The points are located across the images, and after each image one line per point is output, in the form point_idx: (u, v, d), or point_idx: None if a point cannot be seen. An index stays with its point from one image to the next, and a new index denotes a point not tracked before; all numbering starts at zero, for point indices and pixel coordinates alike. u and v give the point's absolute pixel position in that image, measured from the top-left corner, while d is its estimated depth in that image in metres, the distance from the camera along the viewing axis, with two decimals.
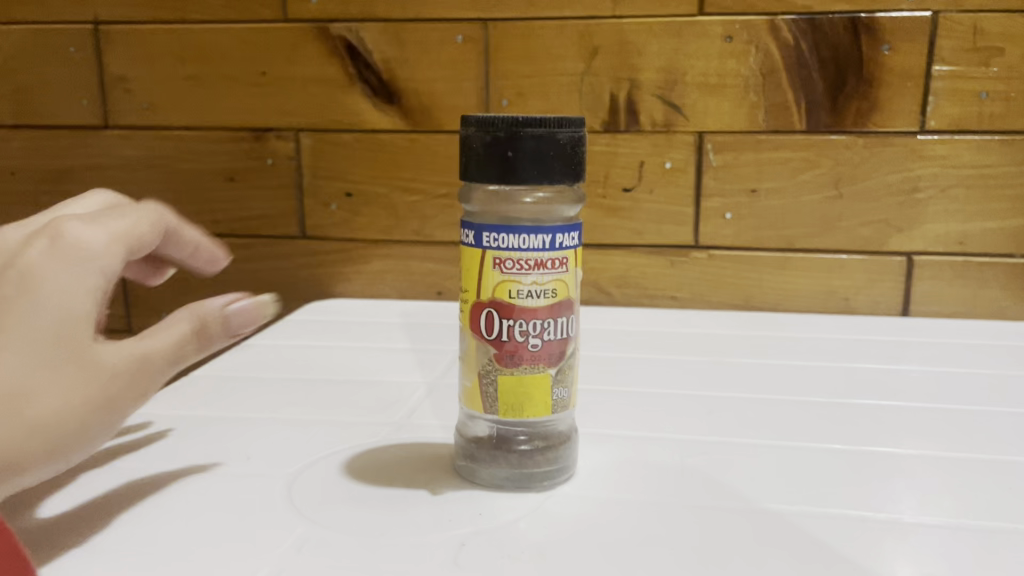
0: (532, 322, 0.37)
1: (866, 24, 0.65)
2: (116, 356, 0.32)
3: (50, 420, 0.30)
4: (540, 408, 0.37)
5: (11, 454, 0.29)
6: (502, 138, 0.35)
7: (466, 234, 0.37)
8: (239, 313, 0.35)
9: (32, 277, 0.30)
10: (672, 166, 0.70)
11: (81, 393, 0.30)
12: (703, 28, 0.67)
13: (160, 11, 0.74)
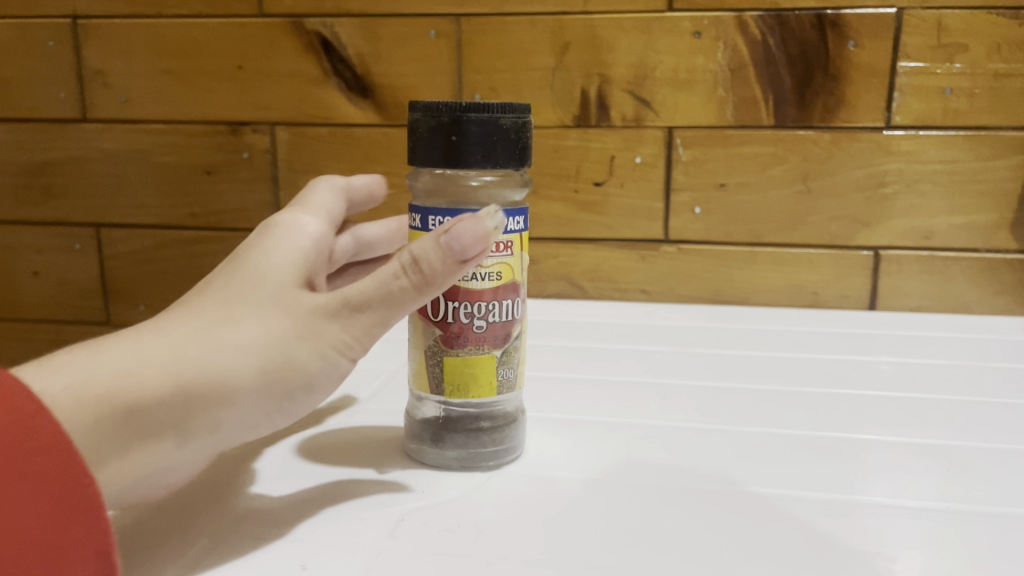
0: (477, 304, 0.37)
1: (832, 20, 0.66)
2: (324, 296, 0.35)
3: (258, 338, 0.33)
4: (487, 390, 0.38)
5: (221, 370, 0.32)
6: (447, 121, 0.36)
7: (415, 218, 0.38)
8: (459, 231, 0.33)
9: (243, 252, 0.37)
10: (642, 161, 0.71)
11: (281, 320, 0.34)
12: (673, 24, 0.68)
13: (137, 5, 0.75)
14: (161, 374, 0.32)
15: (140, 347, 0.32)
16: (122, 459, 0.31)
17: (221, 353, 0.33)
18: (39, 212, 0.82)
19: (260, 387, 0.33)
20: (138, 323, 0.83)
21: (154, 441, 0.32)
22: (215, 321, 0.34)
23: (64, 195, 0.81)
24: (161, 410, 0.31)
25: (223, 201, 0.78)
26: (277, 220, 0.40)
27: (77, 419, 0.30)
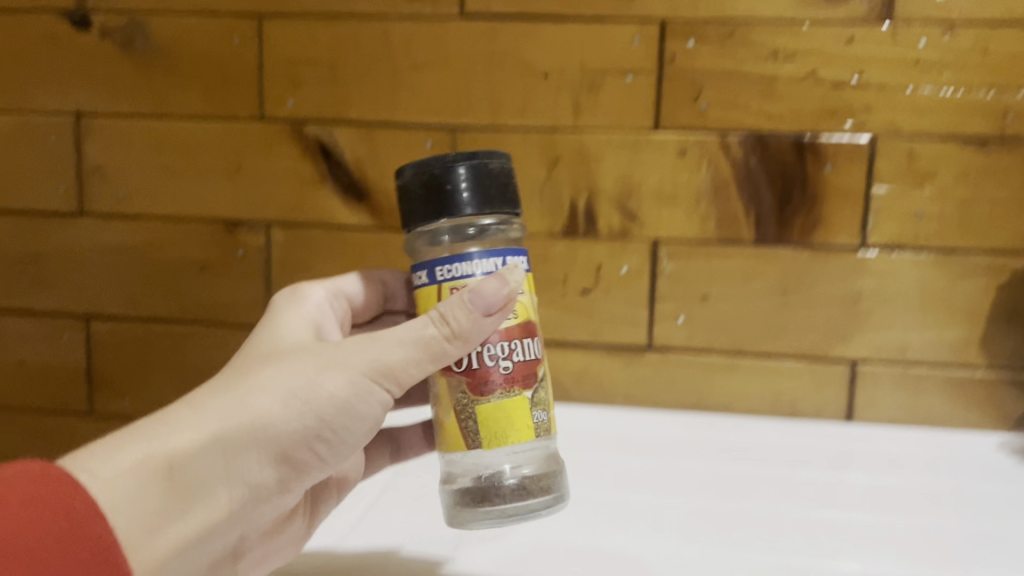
0: (500, 346, 0.44)
1: (810, 145, 0.69)
2: (338, 345, 0.43)
3: (280, 383, 0.41)
4: (526, 433, 0.44)
5: (249, 415, 0.40)
6: (438, 176, 0.43)
7: (422, 275, 0.44)
8: (481, 289, 0.41)
9: (258, 334, 0.46)
10: (628, 271, 0.74)
11: (304, 365, 0.42)
12: (659, 143, 0.71)
13: (140, 104, 0.77)
14: (197, 431, 0.39)
15: (174, 413, 0.40)
16: (180, 497, 0.39)
17: (246, 402, 0.41)
18: (28, 301, 0.82)
19: (292, 422, 0.41)
20: (122, 414, 0.83)
21: (202, 486, 0.39)
22: (239, 379, 0.42)
23: (54, 285, 0.81)
24: (201, 459, 0.39)
25: (214, 296, 0.79)
26: (286, 302, 0.50)
27: (128, 481, 0.37)
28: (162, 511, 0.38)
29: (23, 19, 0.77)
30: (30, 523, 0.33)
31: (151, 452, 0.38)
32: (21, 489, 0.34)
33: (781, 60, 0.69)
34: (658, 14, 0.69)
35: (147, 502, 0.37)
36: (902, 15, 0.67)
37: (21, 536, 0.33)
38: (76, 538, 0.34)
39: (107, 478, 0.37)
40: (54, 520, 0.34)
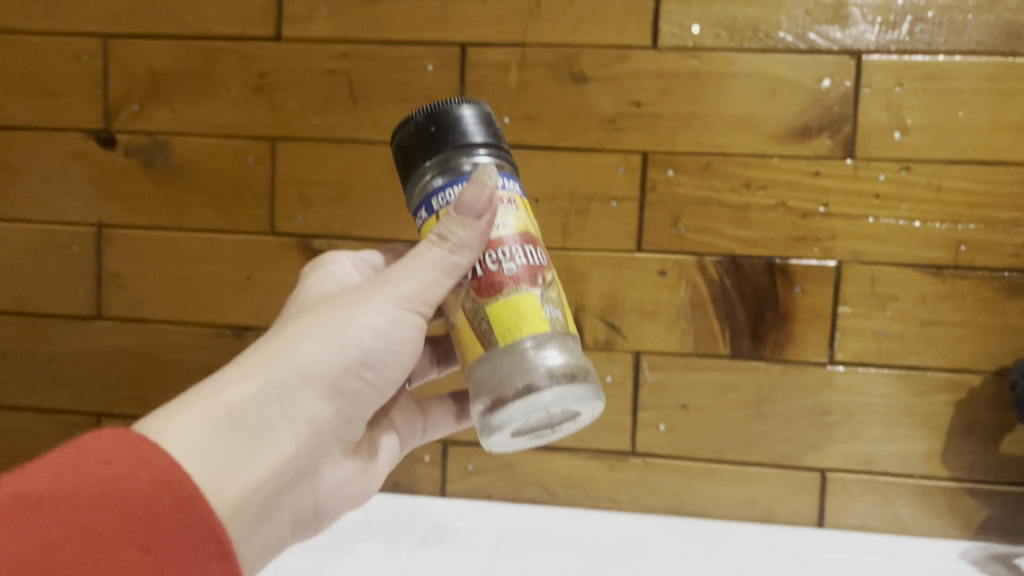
0: (501, 252, 0.47)
1: (781, 268, 0.75)
2: (362, 288, 0.48)
3: (312, 330, 0.46)
4: (538, 325, 0.46)
5: (288, 360, 0.45)
6: (422, 122, 0.48)
7: (425, 214, 0.48)
8: (465, 196, 0.45)
9: (290, 308, 0.52)
10: (612, 380, 0.78)
11: (334, 310, 0.48)
12: (641, 262, 0.77)
13: (157, 217, 0.82)
14: (249, 384, 0.44)
15: (225, 374, 0.45)
16: (241, 439, 0.43)
17: (284, 352, 0.46)
18: (44, 400, 0.87)
19: (334, 358, 0.46)
20: None
21: (263, 429, 0.44)
22: (276, 338, 0.47)
23: (70, 384, 0.86)
24: (257, 404, 0.44)
25: None
26: (311, 280, 0.56)
27: (192, 433, 0.42)
28: (232, 452, 0.43)
29: (54, 137, 0.83)
30: (117, 479, 0.38)
31: (209, 405, 0.43)
32: (101, 454, 0.39)
33: (753, 190, 0.75)
34: (640, 146, 0.76)
35: (217, 448, 0.42)
36: (862, 152, 0.73)
37: (109, 494, 0.37)
38: (159, 488, 0.39)
39: (174, 435, 0.41)
40: (136, 474, 0.38)
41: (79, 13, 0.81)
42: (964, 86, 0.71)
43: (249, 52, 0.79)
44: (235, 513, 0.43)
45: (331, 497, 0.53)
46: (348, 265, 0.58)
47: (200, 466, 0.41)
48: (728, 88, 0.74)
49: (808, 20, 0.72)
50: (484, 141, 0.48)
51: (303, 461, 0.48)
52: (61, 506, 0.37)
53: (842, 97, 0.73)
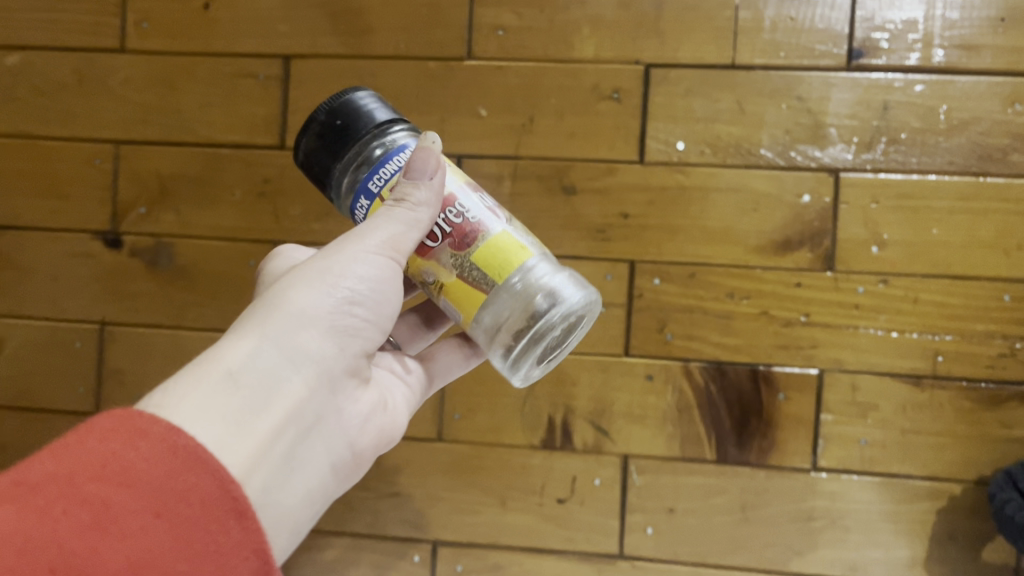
0: (459, 206, 0.48)
1: (764, 375, 0.77)
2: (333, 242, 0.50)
3: (293, 284, 0.47)
4: (522, 253, 0.47)
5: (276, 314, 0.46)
6: (326, 121, 0.48)
7: (363, 202, 0.49)
8: (415, 160, 0.46)
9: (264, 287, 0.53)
10: (601, 483, 0.80)
11: (312, 264, 0.49)
12: (628, 367, 0.79)
13: (158, 316, 0.84)
14: (242, 345, 0.45)
15: (219, 344, 0.46)
16: (244, 388, 0.44)
17: (268, 311, 0.46)
18: None
19: (322, 303, 0.47)
20: None
21: (269, 380, 0.45)
22: (261, 303, 0.47)
23: None
24: (256, 358, 0.45)
25: None
26: (274, 268, 0.57)
27: (191, 395, 0.42)
28: (243, 402, 0.43)
29: (63, 237, 0.86)
30: (113, 451, 0.37)
31: (207, 369, 0.44)
32: (95, 431, 0.38)
33: (737, 299, 0.77)
34: (628, 255, 0.78)
35: (222, 400, 0.42)
36: (842, 265, 0.76)
37: (111, 465, 0.36)
38: (165, 453, 0.38)
39: (174, 400, 0.42)
40: (134, 443, 0.38)
41: (93, 121, 0.85)
42: (937, 204, 0.75)
43: (253, 159, 0.82)
44: (264, 459, 0.43)
45: (373, 441, 0.52)
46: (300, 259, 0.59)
47: (208, 423, 0.41)
48: (712, 202, 0.77)
49: (789, 139, 0.76)
50: (390, 120, 0.49)
51: (326, 409, 0.48)
52: (59, 484, 0.35)
53: (821, 212, 0.76)
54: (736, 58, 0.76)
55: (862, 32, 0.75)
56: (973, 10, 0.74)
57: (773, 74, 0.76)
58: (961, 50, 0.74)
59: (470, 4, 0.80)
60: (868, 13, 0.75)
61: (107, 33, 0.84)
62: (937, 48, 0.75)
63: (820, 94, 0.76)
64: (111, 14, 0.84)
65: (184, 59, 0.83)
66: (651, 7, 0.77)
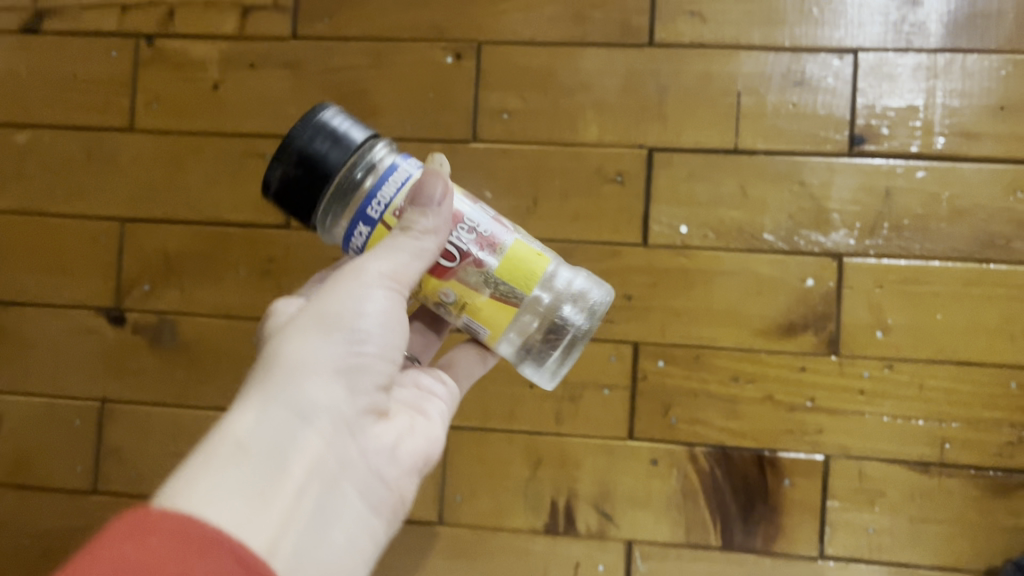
0: (467, 222, 0.48)
1: (770, 460, 0.76)
2: (325, 288, 0.49)
3: (291, 342, 0.47)
4: (544, 261, 0.49)
5: (280, 375, 0.46)
6: (302, 148, 0.46)
7: (363, 228, 0.47)
8: (422, 190, 0.46)
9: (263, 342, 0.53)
10: (604, 568, 0.78)
11: (306, 316, 0.48)
12: (632, 450, 0.78)
13: (159, 394, 0.84)
14: (248, 415, 0.44)
15: (227, 416, 0.45)
16: (254, 452, 0.43)
17: (272, 374, 0.46)
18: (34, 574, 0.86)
19: (326, 352, 0.47)
20: None
21: (284, 441, 0.44)
22: (262, 365, 0.47)
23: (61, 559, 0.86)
24: (266, 421, 0.44)
25: None
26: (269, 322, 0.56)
27: (200, 475, 0.41)
28: (259, 468, 0.43)
29: (66, 313, 0.86)
30: (127, 553, 0.35)
31: (217, 443, 0.43)
32: (104, 536, 0.36)
33: (741, 382, 0.77)
34: (632, 337, 0.78)
35: (233, 472, 0.42)
36: (846, 349, 0.76)
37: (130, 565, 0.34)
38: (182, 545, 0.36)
39: (183, 483, 0.41)
40: (147, 541, 0.36)
41: (100, 197, 0.85)
42: (941, 290, 0.75)
43: (258, 237, 0.83)
44: (291, 520, 0.43)
45: (408, 474, 0.52)
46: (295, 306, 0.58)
47: (224, 497, 0.41)
48: (716, 285, 0.77)
49: (791, 223, 0.76)
50: (366, 136, 0.48)
51: (351, 456, 0.48)
52: None
53: (825, 296, 0.76)
54: (738, 143, 0.77)
55: (863, 119, 0.76)
56: (972, 98, 0.75)
57: (776, 159, 0.77)
58: (961, 137, 0.75)
59: (475, 87, 0.81)
60: (868, 100, 0.76)
61: (116, 111, 0.85)
62: (937, 135, 0.75)
63: (823, 179, 0.76)
64: (121, 93, 0.86)
65: (192, 137, 0.84)
66: (654, 92, 0.78)
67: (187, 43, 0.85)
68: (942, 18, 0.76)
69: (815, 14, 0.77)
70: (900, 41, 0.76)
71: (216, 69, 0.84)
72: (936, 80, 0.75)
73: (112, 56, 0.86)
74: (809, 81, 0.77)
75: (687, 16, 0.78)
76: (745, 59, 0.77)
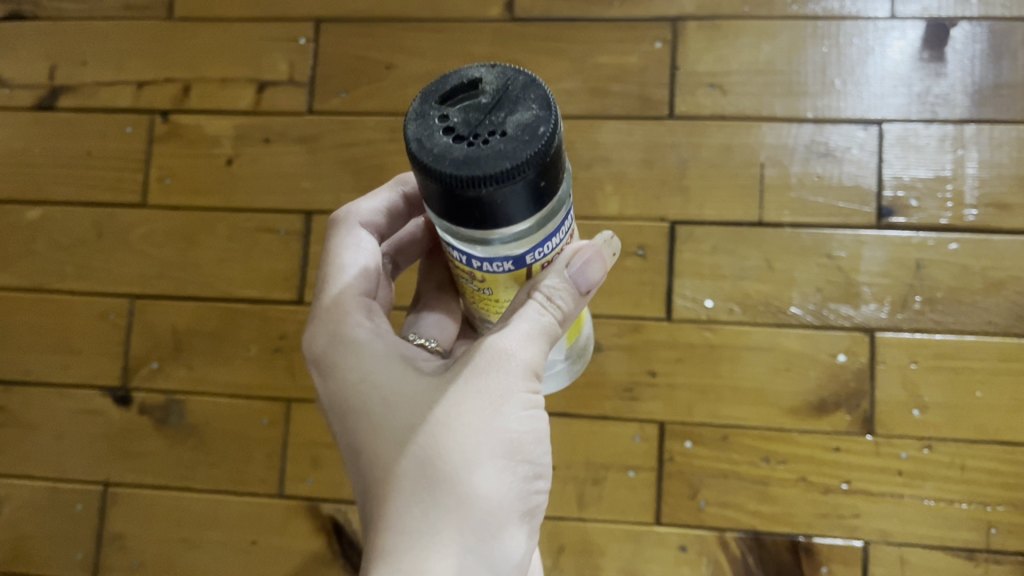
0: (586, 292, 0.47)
1: (805, 545, 0.72)
2: (491, 379, 0.43)
3: (475, 471, 0.42)
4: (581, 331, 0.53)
5: (471, 522, 0.42)
6: (537, 175, 0.33)
7: (506, 265, 0.39)
8: (582, 268, 0.43)
9: (383, 393, 0.44)
10: None
11: (482, 426, 0.43)
12: (660, 536, 0.74)
13: (165, 477, 0.81)
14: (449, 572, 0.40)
15: (416, 560, 0.40)
16: None
17: (461, 513, 0.42)
18: None
19: (508, 481, 0.43)
20: None
21: None
22: (442, 496, 0.42)
23: None
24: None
25: None
26: (357, 342, 0.47)
27: None
28: None
29: (71, 393, 0.83)
30: None
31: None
32: None
33: (772, 463, 0.73)
34: (658, 416, 0.75)
35: None
36: (882, 429, 0.72)
37: None
38: None
39: None
40: None
41: (110, 274, 0.84)
42: (979, 366, 0.72)
43: (271, 314, 0.81)
44: None
45: None
46: (362, 309, 0.49)
47: None
48: (744, 361, 0.74)
49: (820, 297, 0.74)
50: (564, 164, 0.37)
51: None
52: None
53: (858, 372, 0.73)
54: (763, 215, 0.75)
55: (890, 191, 0.74)
56: (1002, 169, 0.74)
57: (802, 232, 0.75)
58: (993, 209, 0.73)
59: None
60: (895, 171, 0.75)
61: (129, 187, 0.84)
62: (968, 208, 0.73)
63: (851, 252, 0.74)
64: (135, 169, 0.85)
65: (205, 213, 0.83)
66: (674, 164, 0.77)
67: (202, 119, 0.84)
68: (967, 89, 0.75)
69: (838, 85, 0.76)
70: (925, 111, 0.75)
71: (231, 144, 0.84)
72: (964, 150, 0.74)
73: (127, 131, 0.85)
74: (834, 153, 0.75)
75: (706, 88, 0.78)
76: (767, 131, 0.76)
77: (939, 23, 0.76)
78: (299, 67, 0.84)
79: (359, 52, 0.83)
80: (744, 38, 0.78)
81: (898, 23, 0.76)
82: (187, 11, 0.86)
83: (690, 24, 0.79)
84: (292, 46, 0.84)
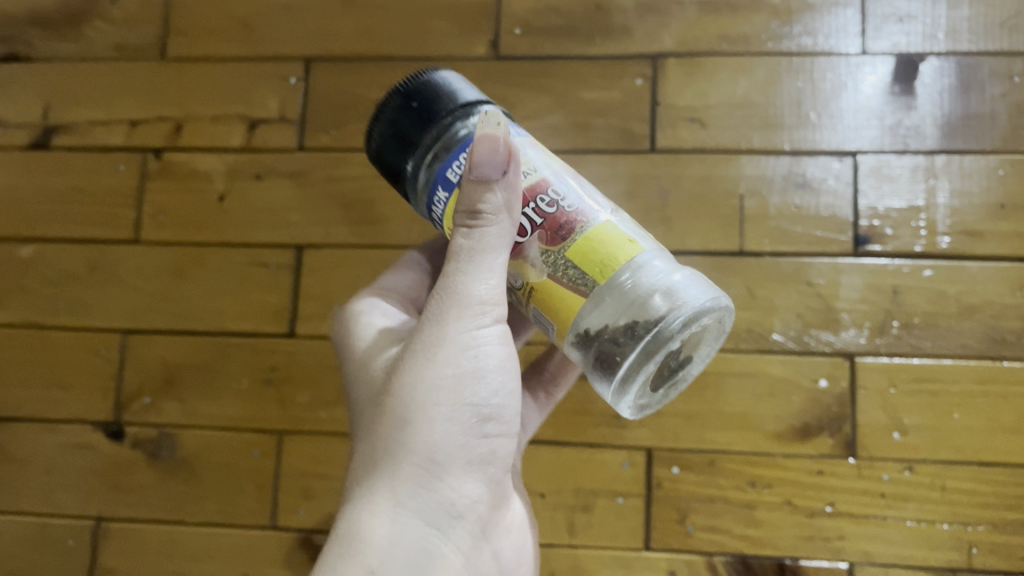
0: (549, 195, 0.46)
1: (791, 567, 0.74)
2: (431, 332, 0.49)
3: (411, 421, 0.48)
4: (630, 248, 0.44)
5: (407, 469, 0.48)
6: (404, 102, 0.48)
7: (442, 193, 0.47)
8: (486, 156, 0.44)
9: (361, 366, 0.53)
10: None
11: (419, 375, 0.48)
12: (649, 561, 0.75)
13: (158, 510, 0.81)
14: (382, 516, 0.47)
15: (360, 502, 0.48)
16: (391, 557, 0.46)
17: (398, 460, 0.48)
18: None
19: (447, 425, 0.49)
20: None
21: (416, 536, 0.47)
22: (382, 444, 0.48)
23: None
24: (403, 515, 0.47)
25: None
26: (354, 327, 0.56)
27: None
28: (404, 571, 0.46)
29: (63, 428, 0.84)
30: None
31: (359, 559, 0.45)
32: None
33: (758, 487, 0.75)
34: (645, 443, 0.76)
35: None
36: (864, 451, 0.74)
37: None
38: None
39: None
40: None
41: (102, 309, 0.84)
42: (956, 389, 0.74)
43: (262, 347, 0.82)
44: None
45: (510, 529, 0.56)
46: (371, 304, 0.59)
47: None
48: (728, 387, 0.76)
49: (801, 323, 0.76)
50: (466, 96, 0.48)
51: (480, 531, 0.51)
52: None
53: (839, 397, 0.75)
54: (743, 244, 0.77)
55: (866, 220, 0.77)
56: (973, 198, 0.76)
57: (782, 260, 0.77)
58: (966, 236, 0.76)
59: None
60: (871, 201, 0.77)
61: (122, 224, 0.86)
62: (941, 235, 0.76)
63: (830, 279, 0.76)
64: (128, 206, 0.86)
65: (197, 248, 0.84)
66: (657, 196, 0.79)
67: (194, 156, 0.86)
68: (937, 121, 0.77)
69: (813, 118, 0.79)
70: (897, 143, 0.78)
71: (223, 180, 0.85)
72: (936, 180, 0.77)
73: (119, 169, 0.87)
74: (812, 183, 0.78)
75: (686, 122, 0.80)
76: (746, 163, 0.79)
77: (909, 58, 0.79)
78: (289, 104, 0.86)
79: (349, 90, 0.85)
80: (722, 73, 0.80)
81: (869, 58, 0.79)
82: (180, 52, 0.88)
83: (670, 61, 0.81)
84: (282, 85, 0.86)
